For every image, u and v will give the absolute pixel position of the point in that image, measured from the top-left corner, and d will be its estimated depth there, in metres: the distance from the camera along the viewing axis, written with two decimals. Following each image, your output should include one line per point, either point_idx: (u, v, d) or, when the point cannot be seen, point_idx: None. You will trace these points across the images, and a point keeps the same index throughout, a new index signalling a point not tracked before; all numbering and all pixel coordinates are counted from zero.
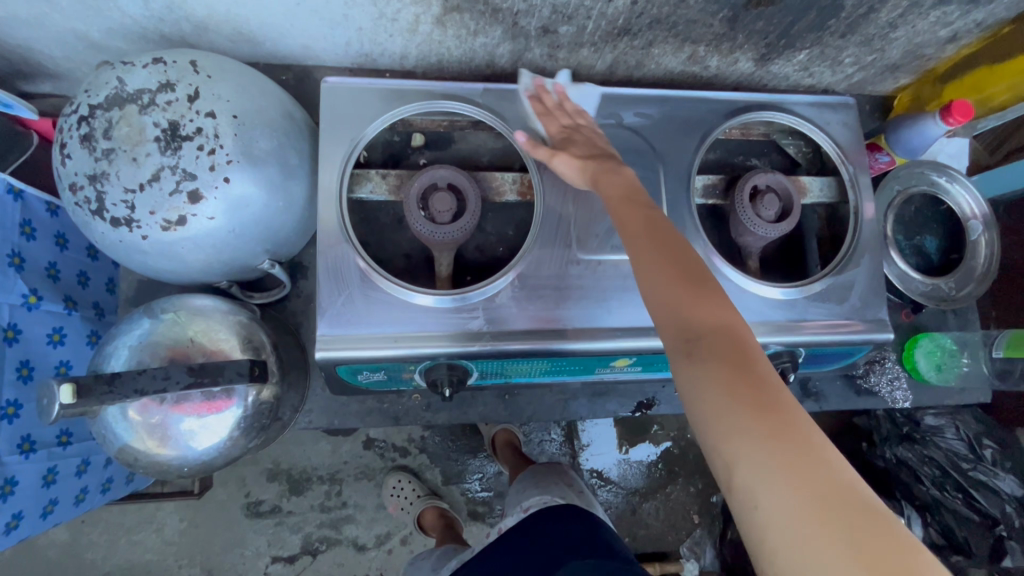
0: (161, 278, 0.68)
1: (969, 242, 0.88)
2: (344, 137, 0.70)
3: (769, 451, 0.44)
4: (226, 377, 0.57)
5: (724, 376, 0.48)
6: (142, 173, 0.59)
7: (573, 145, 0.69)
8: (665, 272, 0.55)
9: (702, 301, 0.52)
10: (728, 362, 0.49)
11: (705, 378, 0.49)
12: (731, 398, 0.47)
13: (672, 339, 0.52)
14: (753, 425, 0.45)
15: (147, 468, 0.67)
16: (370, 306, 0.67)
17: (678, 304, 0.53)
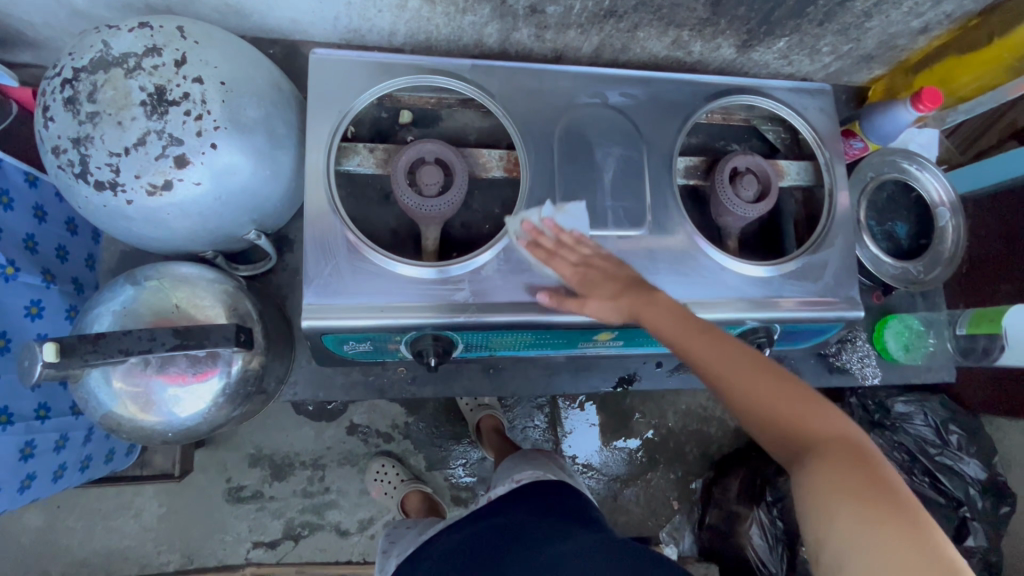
0: (145, 246, 0.68)
1: (936, 227, 0.92)
2: (332, 108, 0.71)
3: (883, 534, 0.47)
4: (212, 340, 0.57)
5: (836, 472, 0.52)
6: (128, 137, 0.59)
7: (597, 285, 0.67)
8: (758, 380, 0.59)
9: (799, 406, 0.57)
10: (838, 459, 0.53)
11: (815, 476, 0.53)
12: (831, 488, 0.52)
13: (777, 432, 0.58)
14: (864, 510, 0.49)
15: (131, 435, 0.66)
16: (357, 276, 0.67)
17: (787, 408, 0.58)
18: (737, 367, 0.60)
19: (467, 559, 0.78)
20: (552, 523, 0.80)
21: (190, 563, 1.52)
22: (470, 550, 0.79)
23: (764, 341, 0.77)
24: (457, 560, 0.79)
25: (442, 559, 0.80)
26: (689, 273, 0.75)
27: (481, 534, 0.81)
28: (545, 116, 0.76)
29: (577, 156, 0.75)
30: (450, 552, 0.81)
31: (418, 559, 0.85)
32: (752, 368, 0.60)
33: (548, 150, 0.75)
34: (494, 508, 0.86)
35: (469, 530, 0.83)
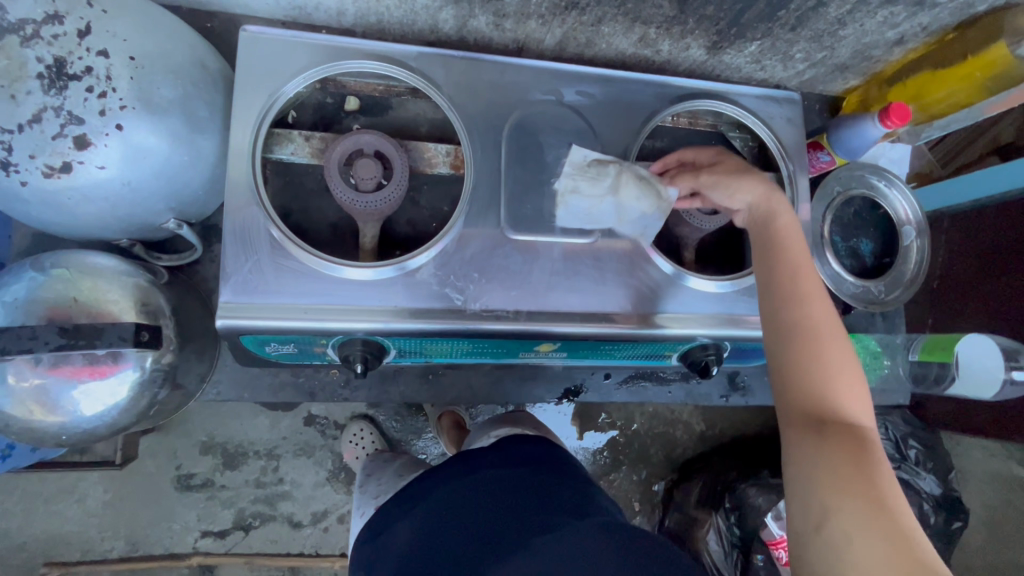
0: (47, 230, 0.63)
1: (901, 247, 0.90)
2: (261, 92, 0.65)
3: (880, 528, 0.48)
4: (105, 340, 0.52)
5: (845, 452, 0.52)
6: (21, 112, 0.53)
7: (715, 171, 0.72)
8: (830, 344, 0.59)
9: (848, 379, 0.58)
10: (859, 442, 0.54)
11: (835, 443, 0.53)
12: (845, 464, 0.52)
13: (802, 400, 0.57)
14: (863, 500, 0.50)
15: (23, 434, 0.61)
16: (280, 274, 0.63)
17: (817, 376, 0.58)
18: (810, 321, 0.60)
19: (461, 516, 0.71)
20: (552, 480, 0.75)
21: (136, 550, 1.49)
22: (464, 505, 0.72)
23: (712, 359, 0.74)
24: (449, 518, 0.71)
25: (430, 513, 0.73)
26: (639, 286, 0.71)
27: (474, 490, 0.74)
28: (494, 112, 0.71)
29: (528, 157, 0.71)
30: (431, 509, 0.74)
31: (398, 514, 0.79)
32: (826, 327, 0.60)
33: (495, 147, 0.71)
34: (481, 460, 0.80)
35: (460, 484, 0.76)
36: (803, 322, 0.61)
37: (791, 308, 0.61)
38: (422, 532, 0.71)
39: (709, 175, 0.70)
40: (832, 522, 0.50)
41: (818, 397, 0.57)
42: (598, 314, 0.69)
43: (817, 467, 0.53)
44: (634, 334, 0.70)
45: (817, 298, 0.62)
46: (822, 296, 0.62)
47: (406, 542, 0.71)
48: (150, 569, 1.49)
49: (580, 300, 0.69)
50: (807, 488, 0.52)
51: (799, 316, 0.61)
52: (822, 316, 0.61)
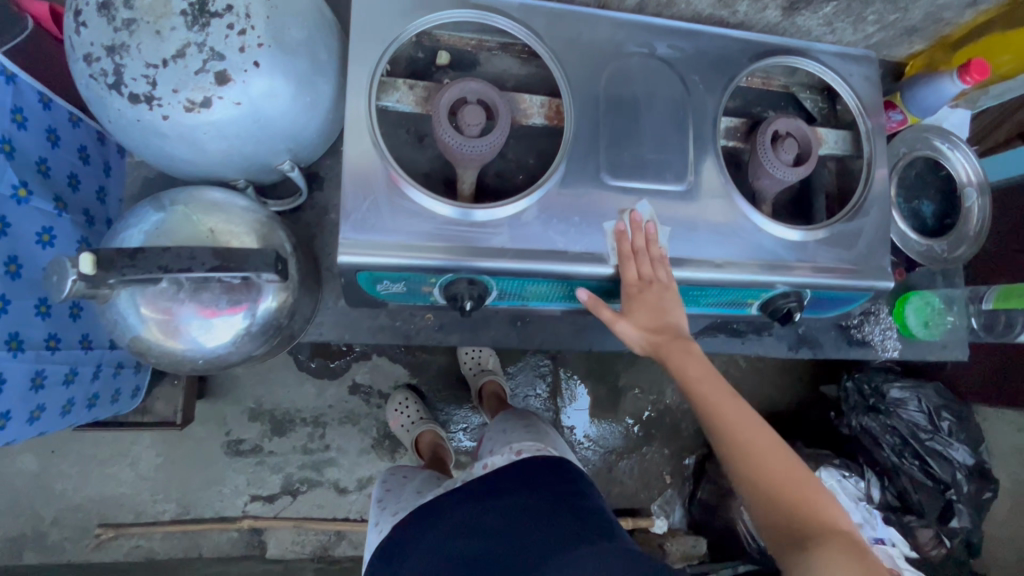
0: (174, 168, 0.66)
1: (963, 208, 0.93)
2: (376, 39, 0.68)
3: None
4: (252, 264, 0.55)
5: (831, 553, 0.54)
6: (166, 48, 0.56)
7: (639, 307, 0.69)
8: (775, 468, 0.61)
9: (807, 490, 0.60)
10: (858, 554, 0.54)
11: (832, 566, 0.53)
12: (844, 566, 0.53)
13: (775, 515, 0.59)
14: None
15: (161, 356, 0.65)
16: (395, 213, 0.66)
17: (778, 489, 0.60)
18: (753, 437, 0.63)
19: (490, 539, 0.79)
20: (557, 502, 0.83)
21: (187, 513, 1.52)
22: (487, 528, 0.80)
23: (795, 306, 0.77)
24: (474, 539, 0.79)
25: (454, 533, 0.81)
26: (727, 230, 0.74)
27: (495, 515, 0.82)
28: (592, 64, 0.73)
29: (624, 106, 0.73)
30: (460, 527, 0.82)
31: (425, 528, 0.84)
32: (766, 448, 0.63)
33: (595, 97, 0.73)
34: (500, 481, 0.88)
35: (481, 507, 0.84)
36: (748, 447, 0.63)
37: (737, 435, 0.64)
38: (453, 553, 0.79)
39: (652, 293, 0.69)
40: None
41: (784, 510, 0.59)
42: (691, 259, 0.72)
43: None
44: (725, 279, 0.73)
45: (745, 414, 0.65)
46: (749, 411, 0.65)
47: (438, 563, 0.78)
48: (201, 531, 1.52)
49: (673, 247, 0.72)
50: None
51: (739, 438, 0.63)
52: (752, 433, 0.64)
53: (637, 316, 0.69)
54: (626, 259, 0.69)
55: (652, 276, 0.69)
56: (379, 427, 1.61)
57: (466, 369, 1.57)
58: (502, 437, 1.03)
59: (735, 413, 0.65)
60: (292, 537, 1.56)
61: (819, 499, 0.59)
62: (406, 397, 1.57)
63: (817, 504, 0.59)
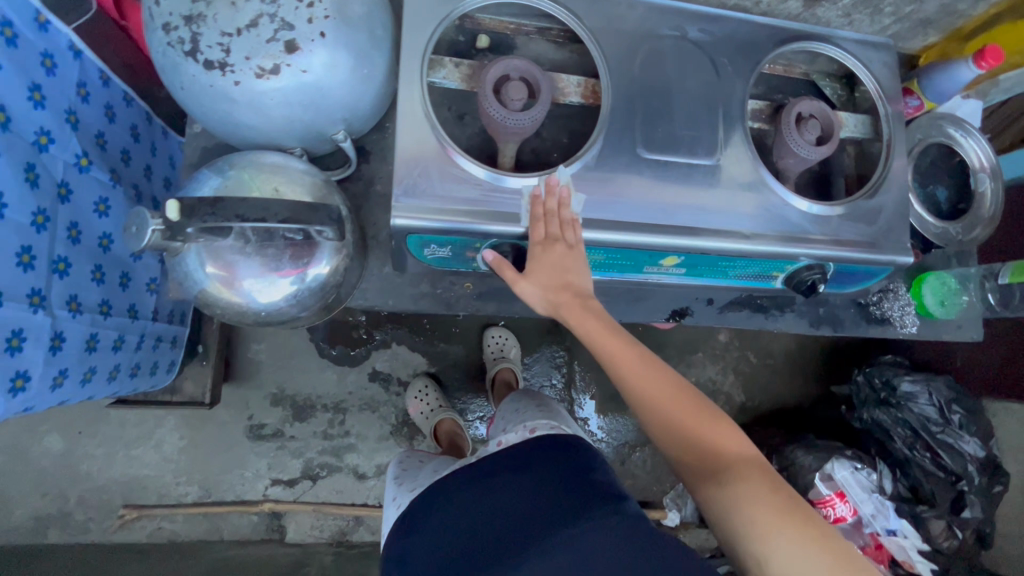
0: (237, 135, 0.70)
1: (976, 192, 0.97)
2: (427, 18, 0.73)
3: (794, 532, 0.59)
4: (321, 217, 0.60)
5: (737, 483, 0.63)
6: (241, 18, 0.60)
7: (540, 271, 0.72)
8: (685, 418, 0.69)
9: (711, 426, 0.68)
10: (761, 477, 0.63)
11: (742, 498, 0.62)
12: (753, 492, 0.62)
13: (691, 457, 0.67)
14: (775, 517, 0.60)
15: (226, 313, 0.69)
16: (443, 179, 0.69)
17: (689, 432, 0.68)
18: (658, 388, 0.70)
19: (491, 515, 0.79)
20: (565, 474, 0.81)
21: (208, 496, 1.54)
22: (489, 505, 0.81)
23: (818, 277, 0.81)
24: (484, 512, 0.80)
25: (466, 507, 0.82)
26: (754, 203, 0.78)
27: (497, 494, 0.81)
28: (627, 45, 0.78)
29: (659, 84, 0.77)
30: (472, 500, 0.83)
31: (439, 503, 0.86)
32: (673, 400, 0.70)
33: (630, 75, 0.77)
34: (505, 461, 0.87)
35: (485, 485, 0.84)
36: (656, 398, 0.70)
37: (647, 389, 0.71)
38: (458, 528, 0.80)
39: (556, 256, 0.70)
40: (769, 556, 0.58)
41: (696, 451, 0.67)
42: (722, 230, 0.75)
43: (730, 509, 0.62)
44: (753, 249, 0.76)
45: (651, 372, 0.71)
46: (655, 368, 0.71)
47: (450, 536, 0.80)
48: (222, 514, 1.54)
49: (705, 218, 0.75)
50: (739, 532, 0.61)
51: (651, 392, 0.70)
52: (660, 389, 0.70)
53: (539, 277, 0.72)
54: (536, 220, 0.70)
55: (559, 236, 0.70)
56: (398, 414, 1.64)
57: (489, 352, 1.63)
58: (516, 416, 1.02)
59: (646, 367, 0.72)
60: (312, 522, 1.58)
61: (722, 432, 0.67)
62: (426, 385, 1.60)
63: (723, 440, 0.67)
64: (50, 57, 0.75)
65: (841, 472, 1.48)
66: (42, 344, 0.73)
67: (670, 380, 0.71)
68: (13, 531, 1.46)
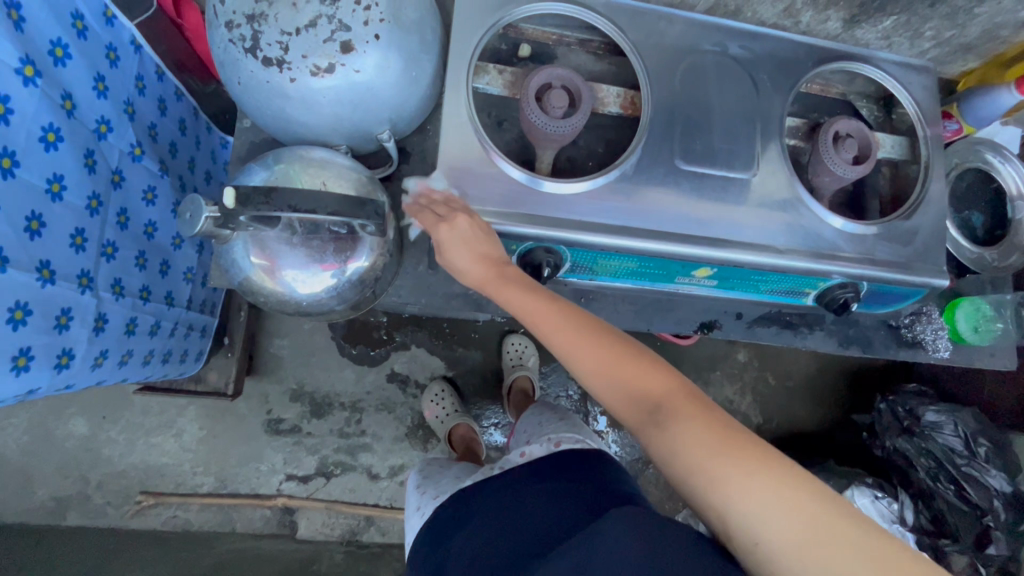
0: (287, 131, 0.72)
1: (1013, 220, 0.95)
2: (476, 25, 0.75)
3: (735, 464, 0.53)
4: (367, 212, 0.62)
5: (671, 425, 0.57)
6: (300, 18, 0.63)
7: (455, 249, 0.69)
8: (614, 373, 0.63)
9: (637, 368, 0.62)
10: (693, 411, 0.58)
11: (677, 439, 0.56)
12: (691, 431, 0.56)
13: (625, 409, 0.62)
14: (713, 452, 0.54)
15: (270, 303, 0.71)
16: (480, 181, 0.71)
17: (617, 381, 0.63)
18: (580, 339, 0.65)
19: (525, 521, 0.75)
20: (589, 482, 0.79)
21: (224, 487, 1.56)
22: (524, 512, 0.77)
23: (851, 296, 0.80)
24: (506, 521, 0.77)
25: (488, 518, 0.79)
26: (790, 219, 0.78)
27: (533, 503, 0.78)
28: (669, 58, 0.79)
29: (699, 97, 0.78)
30: (494, 511, 0.80)
31: (464, 513, 0.84)
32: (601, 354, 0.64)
33: (671, 87, 0.78)
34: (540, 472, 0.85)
35: (521, 494, 0.80)
36: (578, 350, 0.65)
37: (569, 345, 0.66)
38: (492, 537, 0.76)
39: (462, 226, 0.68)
40: (720, 498, 0.53)
41: (627, 403, 0.62)
42: (756, 244, 0.76)
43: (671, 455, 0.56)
44: (786, 265, 0.76)
45: (574, 332, 0.65)
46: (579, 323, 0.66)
47: (472, 546, 0.76)
48: (236, 506, 1.55)
49: (741, 231, 0.76)
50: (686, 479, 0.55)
51: (574, 347, 0.65)
52: (582, 342, 0.65)
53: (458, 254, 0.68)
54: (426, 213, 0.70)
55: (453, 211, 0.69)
56: (414, 417, 1.64)
57: (509, 359, 1.64)
58: (538, 429, 1.01)
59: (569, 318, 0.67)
60: (323, 519, 1.59)
61: (650, 372, 0.62)
62: (443, 389, 1.61)
63: (651, 381, 0.61)
64: (113, 50, 0.78)
65: (861, 500, 1.45)
66: (87, 324, 0.75)
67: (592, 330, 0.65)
68: (34, 511, 1.49)
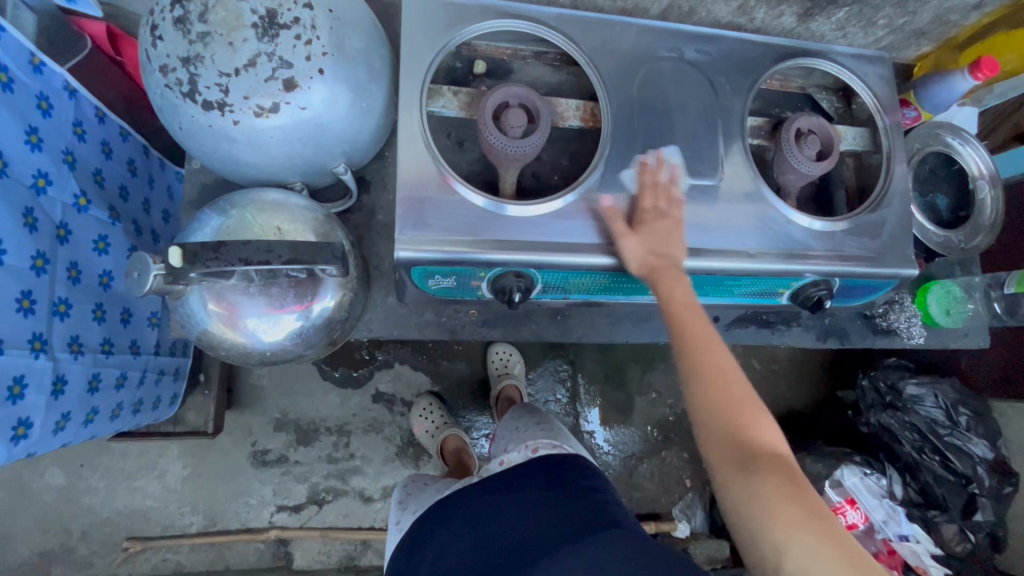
0: (238, 172, 0.69)
1: (976, 201, 0.97)
2: (424, 47, 0.72)
3: (821, 534, 0.52)
4: (324, 256, 0.59)
5: (772, 471, 0.56)
6: (238, 58, 0.60)
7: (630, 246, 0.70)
8: (719, 378, 0.64)
9: (752, 413, 0.62)
10: (788, 476, 0.56)
11: (762, 487, 0.55)
12: (782, 485, 0.55)
13: (717, 427, 0.61)
14: (799, 510, 0.53)
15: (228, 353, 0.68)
16: (443, 210, 0.69)
17: (726, 404, 0.62)
18: (699, 342, 0.66)
19: (500, 529, 0.76)
20: (573, 493, 0.79)
21: (213, 525, 1.52)
22: (500, 519, 0.78)
23: (825, 294, 0.80)
24: (485, 530, 0.77)
25: (466, 526, 0.79)
26: (758, 222, 0.77)
27: (510, 510, 0.78)
28: (625, 68, 0.78)
29: (659, 105, 0.77)
30: (473, 516, 0.80)
31: (440, 523, 0.83)
32: (701, 337, 0.67)
33: (630, 98, 0.77)
34: (517, 479, 0.85)
35: (498, 501, 0.81)
36: (693, 347, 0.66)
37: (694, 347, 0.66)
38: (465, 545, 0.77)
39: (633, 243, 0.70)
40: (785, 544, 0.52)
41: (726, 424, 0.61)
42: (728, 250, 0.75)
43: (749, 493, 0.56)
44: (758, 268, 0.76)
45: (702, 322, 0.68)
46: (699, 309, 0.69)
47: (449, 557, 0.76)
48: (228, 543, 1.52)
49: (712, 237, 0.75)
50: (756, 513, 0.54)
51: (696, 351, 0.66)
52: (715, 351, 0.66)
53: (641, 240, 0.70)
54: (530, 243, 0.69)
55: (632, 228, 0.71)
56: (403, 435, 1.62)
57: (494, 369, 1.61)
58: (516, 434, 1.00)
59: (690, 328, 0.68)
60: (319, 547, 1.56)
61: (765, 425, 0.61)
62: (430, 403, 1.58)
63: (757, 429, 0.60)
64: (45, 98, 0.74)
65: (850, 478, 1.50)
66: (44, 389, 0.72)
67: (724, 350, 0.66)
68: (17, 568, 1.44)
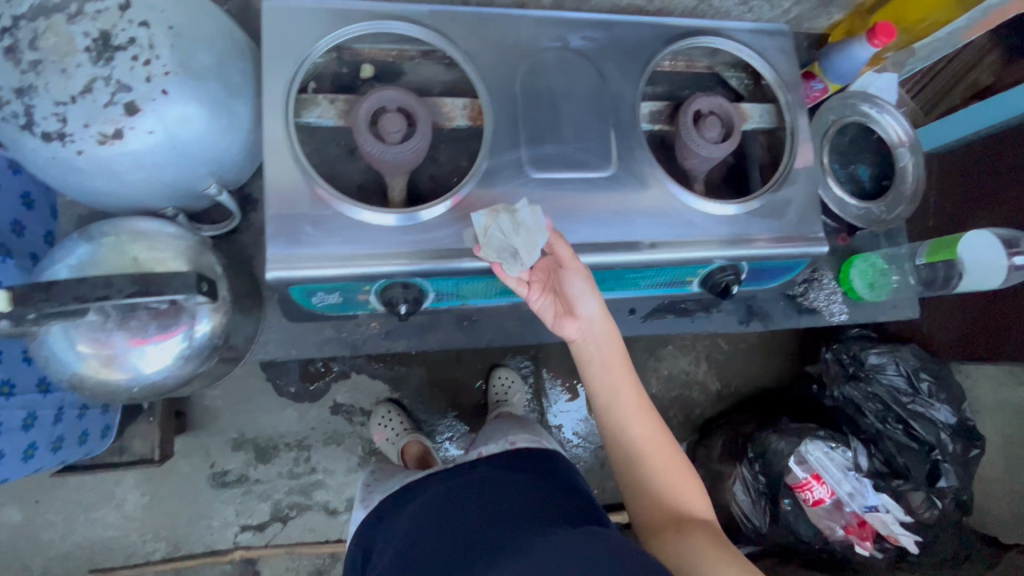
0: (103, 200, 0.67)
1: (897, 167, 0.95)
2: (288, 57, 0.70)
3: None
4: (173, 287, 0.56)
5: (698, 534, 0.71)
6: (73, 85, 0.57)
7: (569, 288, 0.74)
8: (650, 450, 0.77)
9: (680, 480, 0.77)
10: (710, 534, 0.72)
11: (691, 545, 0.70)
12: (708, 543, 0.70)
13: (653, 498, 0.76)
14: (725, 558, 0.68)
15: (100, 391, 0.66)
16: (321, 225, 0.66)
17: (659, 477, 0.76)
18: (633, 417, 0.78)
19: (460, 508, 0.77)
20: (541, 482, 0.81)
21: (178, 550, 1.51)
22: (463, 500, 0.78)
23: (732, 279, 0.78)
24: (443, 511, 0.78)
25: (417, 515, 0.79)
26: (655, 211, 0.75)
27: (472, 492, 0.79)
28: (506, 62, 0.75)
29: (545, 98, 0.75)
30: (428, 502, 0.80)
31: (390, 520, 0.83)
32: (633, 412, 0.78)
33: (512, 94, 0.74)
34: (484, 463, 0.87)
35: (459, 483, 0.82)
36: (625, 428, 0.78)
37: (627, 427, 0.78)
38: (420, 526, 0.77)
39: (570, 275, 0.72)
40: None
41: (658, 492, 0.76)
42: (626, 243, 0.73)
43: (683, 552, 0.70)
44: (656, 259, 0.74)
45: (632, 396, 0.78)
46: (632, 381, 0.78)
47: (400, 542, 0.77)
48: (194, 566, 1.51)
49: (607, 231, 0.73)
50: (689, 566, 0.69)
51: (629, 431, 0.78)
52: (645, 428, 0.78)
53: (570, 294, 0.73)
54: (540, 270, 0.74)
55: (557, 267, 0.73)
56: (364, 445, 1.60)
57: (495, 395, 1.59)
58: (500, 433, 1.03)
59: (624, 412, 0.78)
60: (287, 563, 1.56)
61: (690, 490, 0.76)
62: (389, 410, 1.57)
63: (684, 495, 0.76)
64: None
65: (815, 454, 1.44)
66: None
67: (654, 424, 0.78)
68: None
